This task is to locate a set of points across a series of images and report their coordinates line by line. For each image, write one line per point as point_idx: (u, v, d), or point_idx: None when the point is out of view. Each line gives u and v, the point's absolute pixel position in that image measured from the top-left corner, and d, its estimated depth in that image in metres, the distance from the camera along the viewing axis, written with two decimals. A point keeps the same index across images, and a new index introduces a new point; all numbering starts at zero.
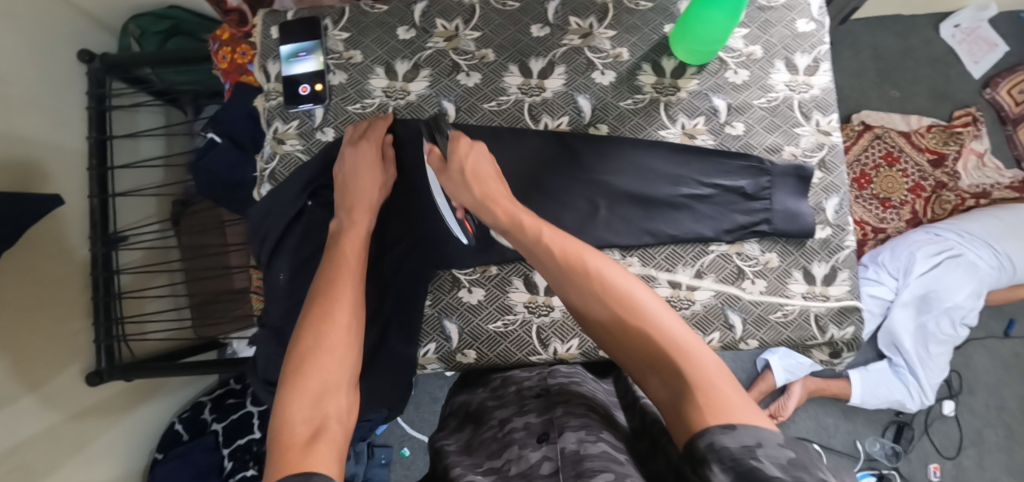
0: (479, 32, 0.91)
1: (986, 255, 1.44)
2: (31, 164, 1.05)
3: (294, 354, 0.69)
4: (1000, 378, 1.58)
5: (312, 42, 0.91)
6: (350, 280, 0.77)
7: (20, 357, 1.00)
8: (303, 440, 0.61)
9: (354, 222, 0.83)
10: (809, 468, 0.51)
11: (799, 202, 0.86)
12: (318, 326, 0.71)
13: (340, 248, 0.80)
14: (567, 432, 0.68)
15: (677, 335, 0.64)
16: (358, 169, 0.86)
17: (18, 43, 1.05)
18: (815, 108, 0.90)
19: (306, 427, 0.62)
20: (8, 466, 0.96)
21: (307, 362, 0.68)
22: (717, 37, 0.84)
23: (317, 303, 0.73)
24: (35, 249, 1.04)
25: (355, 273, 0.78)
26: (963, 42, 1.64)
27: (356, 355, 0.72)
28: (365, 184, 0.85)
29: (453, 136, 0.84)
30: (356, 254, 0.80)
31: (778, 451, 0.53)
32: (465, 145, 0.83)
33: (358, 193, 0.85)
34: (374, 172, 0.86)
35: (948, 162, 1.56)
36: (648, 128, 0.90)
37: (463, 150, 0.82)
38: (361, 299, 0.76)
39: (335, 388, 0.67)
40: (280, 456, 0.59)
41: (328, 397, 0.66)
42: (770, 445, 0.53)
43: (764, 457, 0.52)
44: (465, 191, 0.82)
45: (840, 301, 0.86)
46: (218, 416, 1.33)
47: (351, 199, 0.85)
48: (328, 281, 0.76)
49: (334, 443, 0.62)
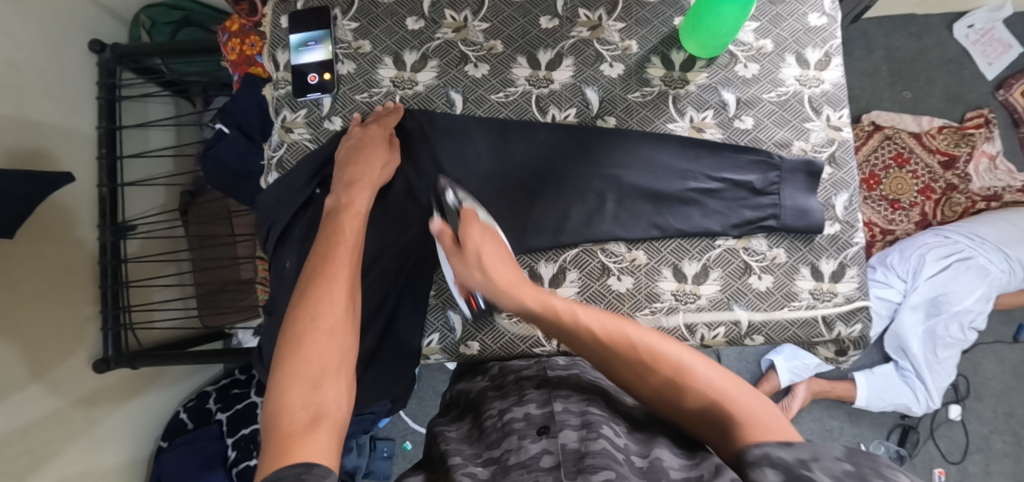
0: (487, 23, 0.91)
1: (998, 259, 1.42)
2: (43, 151, 1.06)
3: (286, 336, 0.68)
4: (1008, 384, 1.56)
5: (321, 32, 0.91)
6: (344, 261, 0.76)
7: (29, 340, 1.01)
8: (303, 427, 0.60)
9: (354, 198, 0.83)
10: (866, 477, 0.51)
11: (809, 198, 0.86)
12: (314, 308, 0.70)
13: (337, 225, 0.80)
14: (567, 428, 0.69)
15: (713, 380, 0.65)
16: (365, 143, 0.86)
17: (32, 33, 1.06)
18: (826, 103, 0.89)
19: (304, 413, 0.62)
20: (15, 449, 0.97)
21: (300, 345, 0.67)
22: (728, 31, 0.83)
23: (315, 285, 0.73)
24: (43, 233, 1.05)
25: (352, 252, 0.78)
26: (978, 43, 1.62)
27: (352, 337, 0.71)
28: (370, 161, 0.85)
29: (463, 218, 0.82)
30: (354, 232, 0.80)
31: (834, 464, 0.53)
32: (476, 227, 0.81)
33: (364, 168, 0.84)
34: (380, 150, 0.86)
35: (959, 164, 1.54)
36: (656, 121, 0.89)
37: (475, 234, 0.80)
38: (355, 282, 0.76)
39: (331, 372, 0.66)
40: (280, 443, 0.59)
41: (326, 381, 0.66)
42: (828, 459, 0.54)
43: (818, 468, 0.53)
44: (482, 279, 0.79)
45: (847, 299, 0.86)
46: (223, 406, 1.33)
47: (351, 174, 0.84)
48: (317, 267, 0.75)
49: (333, 429, 0.62)
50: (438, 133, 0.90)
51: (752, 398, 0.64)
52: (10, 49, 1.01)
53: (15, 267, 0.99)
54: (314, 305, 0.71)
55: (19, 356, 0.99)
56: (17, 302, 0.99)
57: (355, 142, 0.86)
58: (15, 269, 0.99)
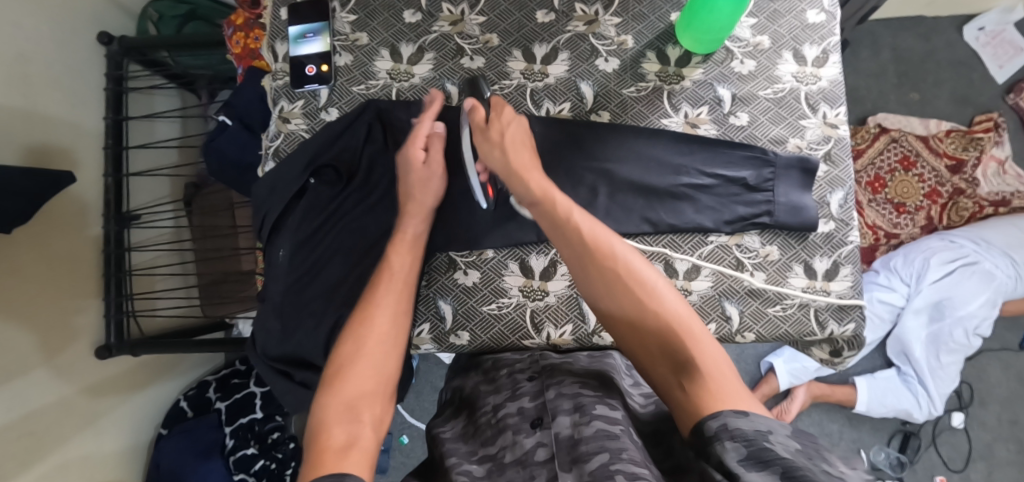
0: (484, 17, 0.91)
1: (1003, 264, 1.41)
2: (49, 140, 1.07)
3: (334, 358, 0.72)
4: (1014, 392, 1.53)
5: (319, 23, 0.92)
6: (394, 291, 0.79)
7: (36, 324, 1.03)
8: (339, 445, 0.63)
9: (404, 226, 0.85)
10: (817, 458, 0.53)
11: (803, 196, 0.85)
12: (360, 337, 0.73)
13: (390, 256, 0.83)
14: (560, 415, 0.71)
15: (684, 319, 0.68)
16: (418, 177, 0.87)
17: (41, 24, 1.08)
18: (822, 100, 0.88)
19: (342, 431, 0.64)
20: (17, 433, 0.98)
21: (346, 367, 0.71)
22: (724, 25, 0.83)
23: (364, 310, 0.77)
24: (49, 220, 1.06)
25: (403, 283, 0.80)
26: (988, 46, 1.60)
27: (393, 363, 0.74)
28: (426, 193, 0.86)
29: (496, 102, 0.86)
30: (408, 264, 0.83)
31: (787, 440, 0.55)
32: (507, 114, 0.85)
33: (417, 198, 0.86)
34: (438, 181, 0.87)
35: (967, 168, 1.52)
36: (650, 116, 0.89)
37: (506, 118, 0.85)
38: (404, 310, 0.78)
39: (369, 397, 0.69)
40: (315, 458, 0.62)
41: (363, 406, 0.68)
42: (780, 433, 0.56)
43: (777, 442, 0.55)
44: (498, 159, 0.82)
45: (840, 298, 0.85)
46: (223, 395, 1.34)
47: (407, 205, 0.86)
48: (368, 295, 0.78)
49: (368, 449, 0.64)
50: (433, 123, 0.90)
51: (712, 342, 0.66)
52: (19, 40, 1.03)
53: (18, 254, 1.00)
54: (357, 331, 0.74)
55: (24, 341, 1.01)
56: (25, 290, 1.01)
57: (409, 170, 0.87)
58: (24, 257, 1.01)
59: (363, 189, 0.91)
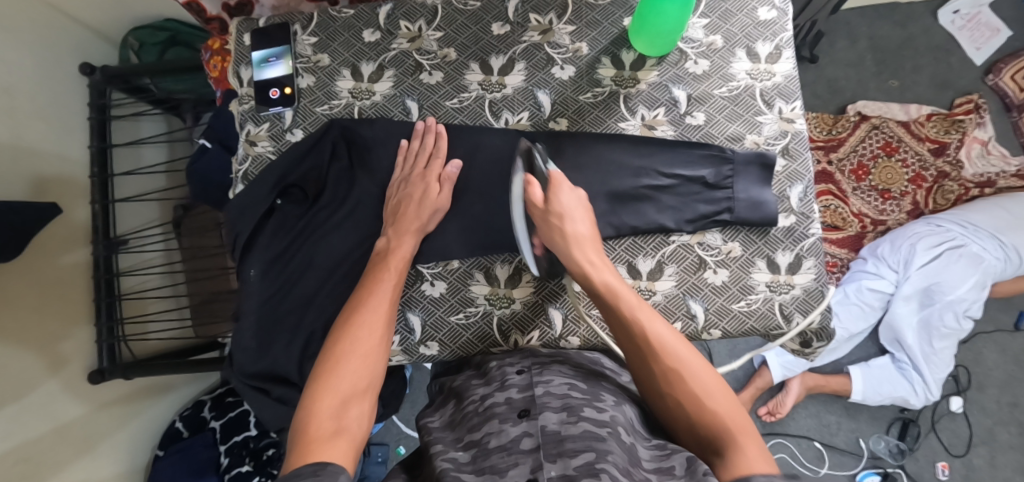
0: (441, 32, 0.94)
1: (991, 247, 1.39)
2: (37, 173, 1.10)
3: (324, 357, 0.74)
4: (1011, 374, 1.53)
5: (281, 48, 0.95)
6: (385, 295, 0.80)
7: (32, 348, 1.06)
8: (325, 435, 0.65)
9: (400, 244, 0.86)
10: None
11: (763, 191, 0.86)
12: (352, 334, 0.75)
13: (382, 268, 0.84)
14: (548, 411, 0.70)
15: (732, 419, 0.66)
16: (409, 200, 0.89)
17: (25, 60, 1.11)
18: (778, 96, 0.89)
19: (330, 424, 0.67)
20: (14, 458, 1.01)
21: (336, 365, 0.72)
22: (674, 28, 0.84)
23: (356, 315, 0.78)
24: (42, 250, 1.09)
25: (393, 294, 0.81)
26: (964, 29, 1.61)
27: (381, 363, 0.75)
28: (416, 209, 0.88)
29: (551, 176, 0.84)
30: (398, 274, 0.84)
31: None
32: (563, 190, 0.83)
33: (407, 213, 0.87)
34: (433, 196, 0.89)
35: (949, 151, 1.53)
36: (608, 121, 0.91)
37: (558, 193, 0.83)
38: (391, 314, 0.80)
39: (359, 393, 0.71)
40: (304, 446, 0.64)
41: (351, 401, 0.70)
42: None
43: None
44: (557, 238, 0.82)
45: (805, 290, 0.85)
46: (217, 414, 1.37)
47: (399, 220, 0.88)
48: (358, 298, 0.80)
49: (351, 443, 0.66)
50: (393, 139, 0.93)
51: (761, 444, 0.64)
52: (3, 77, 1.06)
53: (15, 285, 1.04)
54: (349, 331, 0.75)
55: (20, 368, 1.04)
56: (19, 319, 1.04)
57: (412, 191, 0.89)
58: (17, 284, 1.04)
59: (330, 206, 0.93)
